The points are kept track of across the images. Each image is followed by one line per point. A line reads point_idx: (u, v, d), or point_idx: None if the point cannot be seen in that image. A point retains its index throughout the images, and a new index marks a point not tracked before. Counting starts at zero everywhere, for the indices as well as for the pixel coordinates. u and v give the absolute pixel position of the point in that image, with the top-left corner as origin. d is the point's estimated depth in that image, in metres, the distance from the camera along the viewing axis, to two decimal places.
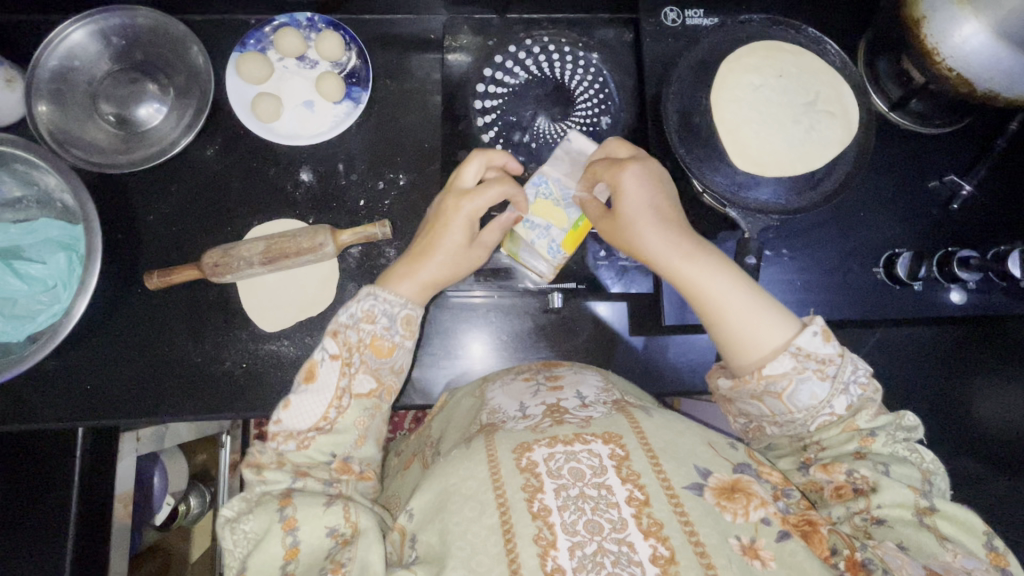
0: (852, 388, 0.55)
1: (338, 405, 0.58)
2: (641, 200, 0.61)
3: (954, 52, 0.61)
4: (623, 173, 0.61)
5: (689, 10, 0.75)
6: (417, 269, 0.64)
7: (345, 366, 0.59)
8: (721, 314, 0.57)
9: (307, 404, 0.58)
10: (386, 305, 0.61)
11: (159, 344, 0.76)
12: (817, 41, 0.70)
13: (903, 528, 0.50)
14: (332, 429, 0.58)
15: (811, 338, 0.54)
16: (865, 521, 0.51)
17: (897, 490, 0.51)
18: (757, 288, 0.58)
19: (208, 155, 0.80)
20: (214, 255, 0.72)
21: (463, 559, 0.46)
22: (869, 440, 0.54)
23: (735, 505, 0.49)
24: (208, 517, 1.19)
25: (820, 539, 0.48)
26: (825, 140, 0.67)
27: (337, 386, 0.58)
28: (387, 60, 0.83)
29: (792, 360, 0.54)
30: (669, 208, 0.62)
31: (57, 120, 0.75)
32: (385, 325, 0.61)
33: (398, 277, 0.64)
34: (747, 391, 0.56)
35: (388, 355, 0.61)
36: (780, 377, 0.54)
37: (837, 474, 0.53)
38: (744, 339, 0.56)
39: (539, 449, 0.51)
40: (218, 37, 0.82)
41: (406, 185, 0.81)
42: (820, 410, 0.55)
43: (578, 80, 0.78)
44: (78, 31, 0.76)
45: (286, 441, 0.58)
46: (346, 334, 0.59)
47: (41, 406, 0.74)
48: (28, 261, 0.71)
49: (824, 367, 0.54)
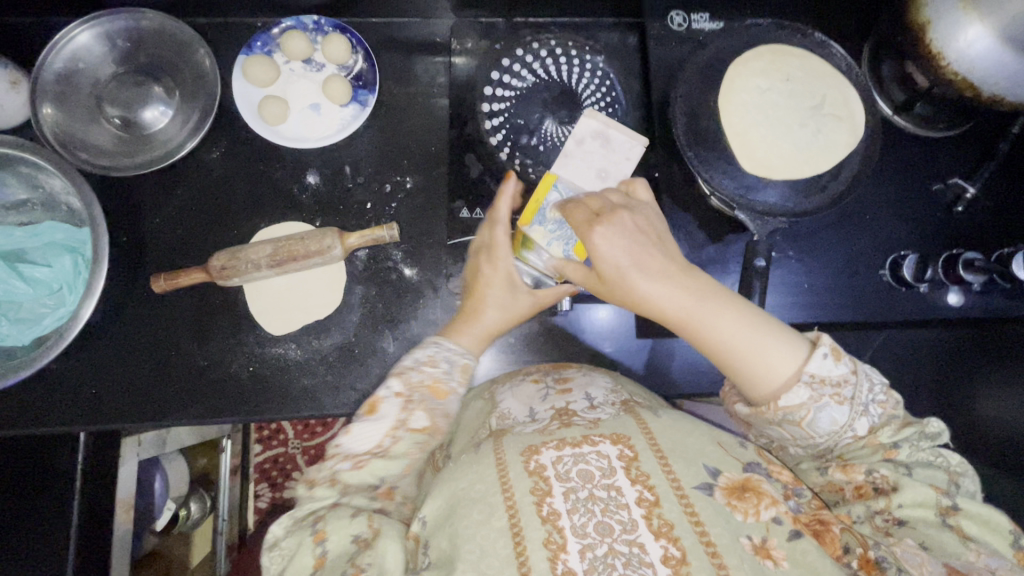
0: (872, 409, 0.53)
1: (393, 435, 0.57)
2: (623, 255, 0.57)
3: (959, 56, 0.61)
4: (592, 235, 0.57)
5: (694, 13, 0.76)
6: (476, 317, 0.66)
7: (406, 403, 0.58)
8: (733, 357, 0.54)
9: (367, 431, 0.57)
10: (448, 352, 0.62)
11: (164, 347, 0.76)
12: (823, 44, 0.70)
13: (926, 529, 0.51)
14: (386, 455, 0.56)
15: (823, 361, 0.52)
16: (886, 522, 0.52)
17: (919, 490, 0.52)
18: (763, 315, 0.55)
19: (213, 158, 0.80)
20: (221, 258, 0.72)
21: (473, 563, 0.46)
22: (894, 453, 0.54)
23: (746, 504, 0.49)
24: (209, 522, 1.18)
25: (832, 538, 0.49)
26: (832, 143, 0.68)
27: (396, 419, 0.57)
28: (394, 63, 0.83)
29: (807, 390, 0.52)
30: (657, 249, 0.58)
31: (62, 123, 0.75)
32: (445, 368, 0.61)
33: (460, 325, 0.66)
34: (764, 418, 0.55)
35: (445, 399, 0.60)
36: (798, 407, 0.52)
37: (855, 474, 0.54)
38: (760, 377, 0.53)
39: (547, 452, 0.51)
40: (223, 39, 0.82)
41: (413, 188, 0.81)
42: (843, 434, 0.53)
43: (585, 84, 0.78)
44: (83, 33, 0.75)
45: (341, 461, 0.56)
46: (410, 374, 0.59)
47: (47, 410, 0.73)
48: (33, 264, 0.70)
49: (841, 390, 0.52)
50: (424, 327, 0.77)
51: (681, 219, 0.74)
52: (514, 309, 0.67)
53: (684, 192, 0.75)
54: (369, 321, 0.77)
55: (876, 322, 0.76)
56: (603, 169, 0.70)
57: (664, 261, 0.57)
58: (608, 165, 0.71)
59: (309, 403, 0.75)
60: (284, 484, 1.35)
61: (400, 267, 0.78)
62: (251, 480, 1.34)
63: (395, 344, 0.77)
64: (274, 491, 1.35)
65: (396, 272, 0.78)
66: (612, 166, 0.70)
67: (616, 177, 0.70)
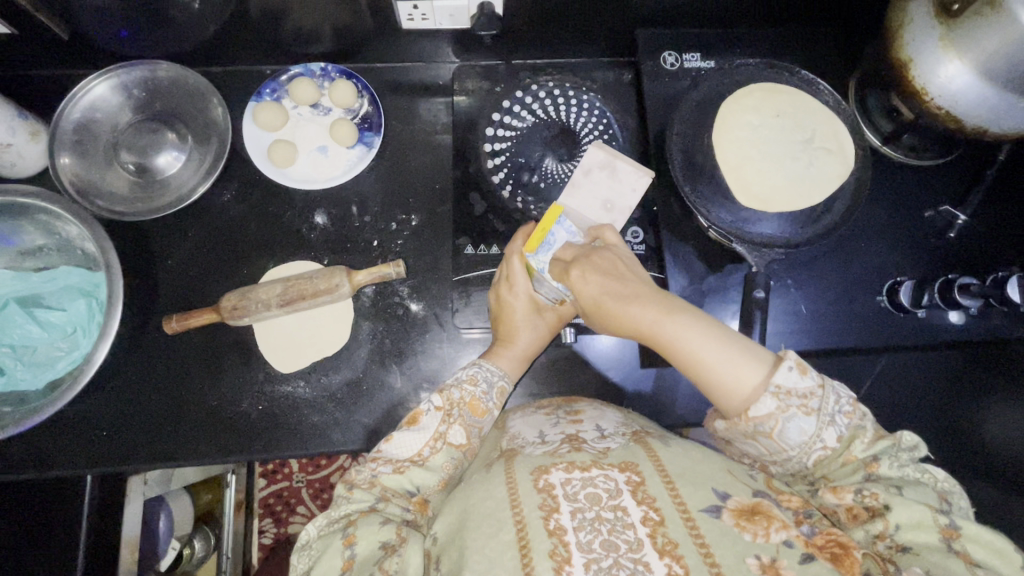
0: (839, 419, 0.53)
1: (432, 445, 0.63)
2: (603, 283, 0.63)
3: (940, 91, 0.64)
4: (571, 278, 0.65)
5: (686, 53, 0.79)
6: (513, 342, 0.72)
7: (446, 416, 0.64)
8: (701, 369, 0.55)
9: (409, 440, 0.63)
10: (488, 373, 0.68)
11: (176, 386, 0.77)
12: (811, 82, 0.73)
13: (930, 555, 0.49)
14: (425, 465, 0.62)
15: (788, 373, 0.53)
16: (889, 548, 0.51)
17: (912, 510, 0.50)
18: (730, 331, 0.57)
19: (224, 200, 0.82)
20: (232, 298, 0.74)
21: (480, 572, 0.47)
22: (875, 466, 0.53)
23: (755, 526, 0.48)
24: (212, 561, 1.16)
25: (852, 562, 0.48)
26: (822, 175, 0.70)
27: (436, 431, 0.63)
28: (398, 106, 0.86)
29: (774, 400, 0.52)
30: (632, 279, 0.63)
31: (79, 171, 0.78)
32: (484, 388, 0.66)
33: (498, 350, 0.72)
34: (740, 432, 0.55)
35: (482, 415, 0.66)
36: (767, 417, 0.52)
37: (845, 495, 0.52)
38: (727, 389, 0.54)
39: (556, 472, 0.52)
40: (237, 88, 0.85)
41: (418, 225, 0.83)
42: (813, 445, 0.53)
43: (583, 123, 0.81)
44: (101, 85, 0.78)
45: (384, 465, 0.61)
46: (452, 391, 0.65)
47: (56, 452, 0.74)
48: (49, 307, 0.72)
49: (807, 401, 0.53)
50: (430, 362, 0.79)
51: (681, 249, 0.76)
52: (544, 326, 0.74)
53: (682, 222, 0.76)
54: (376, 357, 0.78)
55: (876, 348, 0.76)
56: (608, 200, 0.74)
57: (636, 286, 0.62)
58: (613, 196, 0.74)
59: (317, 440, 0.76)
60: (287, 519, 1.34)
61: (406, 302, 0.80)
62: (255, 516, 1.32)
63: (402, 379, 0.78)
64: (277, 526, 1.33)
65: (402, 307, 0.80)
66: (618, 197, 0.74)
67: (621, 208, 0.74)
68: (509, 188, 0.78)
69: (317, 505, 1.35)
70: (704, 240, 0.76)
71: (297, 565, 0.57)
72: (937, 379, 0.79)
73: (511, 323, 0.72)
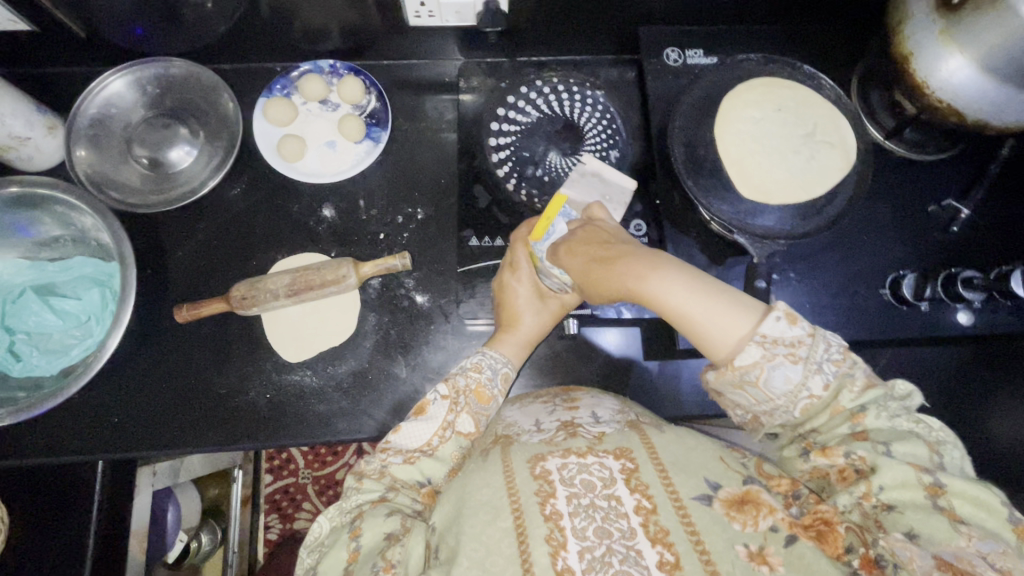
0: (827, 366, 0.53)
1: (441, 434, 0.63)
2: (591, 252, 0.63)
3: (942, 85, 0.65)
4: (560, 254, 0.66)
5: (690, 49, 0.79)
6: (515, 326, 0.73)
7: (452, 404, 0.64)
8: (688, 323, 0.56)
9: (417, 430, 0.63)
10: (491, 361, 0.69)
11: (186, 376, 0.78)
12: (813, 76, 0.74)
13: (915, 512, 0.49)
14: (434, 454, 0.63)
15: (775, 324, 0.53)
16: (875, 508, 0.50)
17: (897, 470, 0.50)
18: (717, 284, 0.57)
19: (234, 194, 0.84)
20: (241, 288, 0.75)
21: (477, 560, 0.47)
22: (862, 417, 0.53)
23: (744, 515, 0.49)
24: (218, 555, 1.17)
25: (835, 538, 0.49)
26: (826, 168, 0.71)
27: (444, 419, 0.64)
28: (404, 102, 0.88)
29: (759, 349, 0.53)
30: (620, 245, 0.63)
31: (94, 165, 0.80)
32: (489, 375, 0.67)
33: (501, 336, 0.73)
34: (730, 382, 0.55)
35: (488, 403, 0.66)
36: (752, 366, 0.53)
37: (836, 457, 0.53)
38: (713, 340, 0.55)
39: (552, 459, 0.52)
40: (248, 85, 0.87)
41: (424, 218, 0.84)
42: (799, 393, 0.53)
43: (587, 118, 0.82)
44: (117, 81, 0.81)
45: (394, 455, 0.62)
46: (456, 379, 0.66)
47: (69, 440, 0.76)
48: (64, 296, 0.74)
49: (794, 349, 0.53)
50: (436, 354, 0.80)
51: (683, 242, 0.76)
52: (549, 311, 0.75)
53: (684, 215, 0.77)
54: (381, 348, 0.80)
55: (879, 341, 0.76)
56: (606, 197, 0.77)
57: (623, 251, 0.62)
58: (610, 194, 0.77)
59: (323, 430, 0.77)
60: (293, 515, 1.35)
61: (412, 294, 0.81)
62: (261, 511, 1.34)
63: (407, 370, 0.79)
64: (283, 521, 1.35)
65: (408, 299, 0.81)
66: (615, 194, 0.77)
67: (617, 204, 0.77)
68: (515, 182, 0.78)
69: (322, 501, 1.36)
70: (705, 233, 0.76)
71: (307, 559, 0.59)
72: (939, 372, 0.79)
73: (513, 306, 0.74)
